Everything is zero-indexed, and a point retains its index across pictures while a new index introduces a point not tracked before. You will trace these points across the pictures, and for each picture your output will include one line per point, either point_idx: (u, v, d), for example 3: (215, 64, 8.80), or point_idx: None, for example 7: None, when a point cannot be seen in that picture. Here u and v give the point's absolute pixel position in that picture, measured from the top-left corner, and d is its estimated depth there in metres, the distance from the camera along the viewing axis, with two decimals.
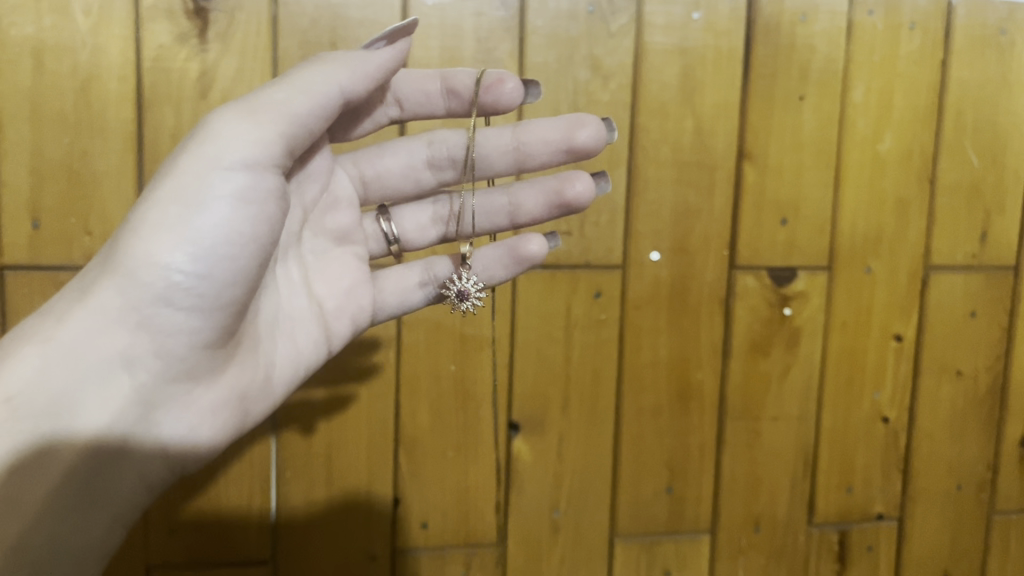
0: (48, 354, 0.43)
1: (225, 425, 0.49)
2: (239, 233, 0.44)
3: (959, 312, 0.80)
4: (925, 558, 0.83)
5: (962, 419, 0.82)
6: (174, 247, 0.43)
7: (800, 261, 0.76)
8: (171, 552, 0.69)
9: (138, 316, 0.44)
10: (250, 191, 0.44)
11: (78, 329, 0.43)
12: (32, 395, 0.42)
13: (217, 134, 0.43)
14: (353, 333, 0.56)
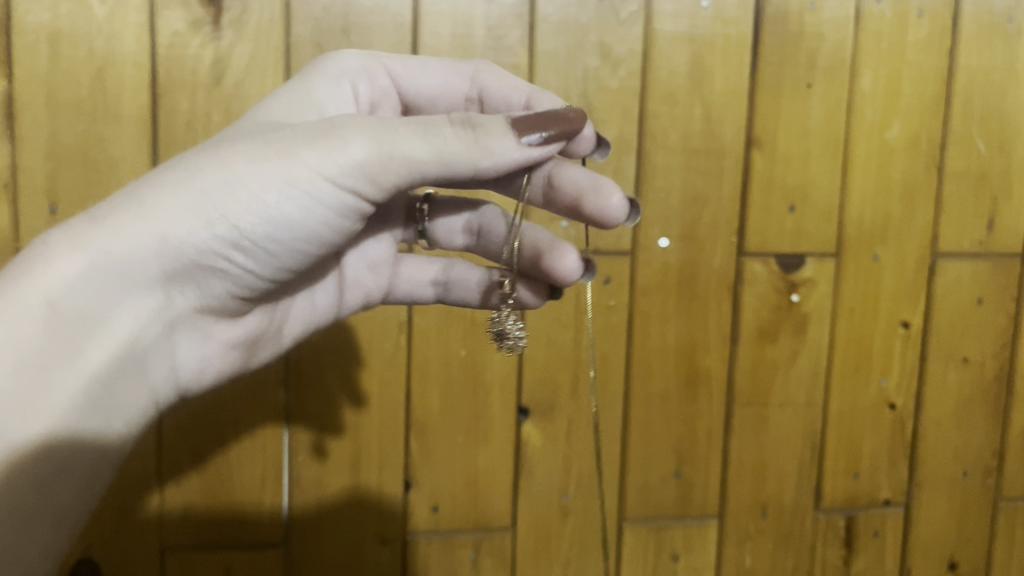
0: (107, 268, 0.41)
1: (224, 364, 0.51)
2: (317, 228, 0.45)
3: (967, 299, 0.80)
4: (931, 544, 0.84)
5: (968, 406, 0.83)
6: (261, 207, 0.42)
7: (807, 247, 0.76)
8: (185, 534, 0.70)
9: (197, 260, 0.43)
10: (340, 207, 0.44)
11: (143, 247, 0.41)
12: (80, 301, 0.40)
13: (343, 140, 0.42)
14: (362, 307, 0.59)
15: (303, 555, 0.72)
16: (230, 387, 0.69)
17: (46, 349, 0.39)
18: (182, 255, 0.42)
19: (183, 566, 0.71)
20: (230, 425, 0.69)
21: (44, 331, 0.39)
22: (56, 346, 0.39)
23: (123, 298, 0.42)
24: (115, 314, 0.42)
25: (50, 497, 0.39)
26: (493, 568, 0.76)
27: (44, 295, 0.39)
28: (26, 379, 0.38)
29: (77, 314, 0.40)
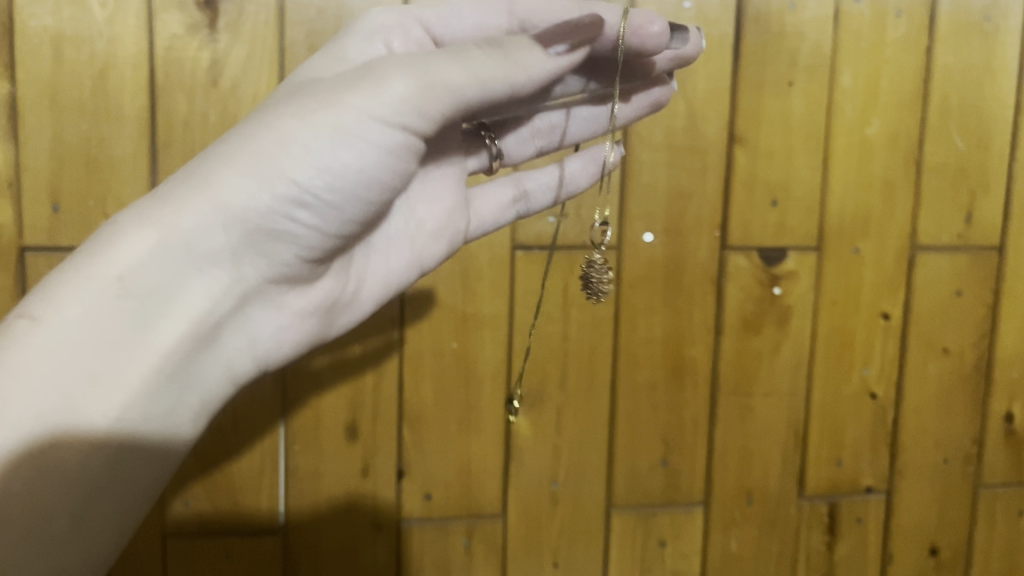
0: (177, 243, 0.44)
1: (313, 333, 0.53)
2: (381, 172, 0.47)
3: (946, 291, 0.83)
4: (913, 529, 0.86)
5: (949, 394, 0.85)
6: (323, 166, 0.45)
7: (789, 241, 0.78)
8: (187, 520, 0.72)
9: (252, 226, 0.45)
10: (393, 145, 0.46)
11: (207, 217, 0.45)
12: (142, 275, 0.43)
13: (390, 80, 0.44)
14: (448, 252, 0.59)
15: (301, 544, 0.74)
16: None
17: (116, 322, 0.43)
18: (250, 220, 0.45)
19: (184, 553, 0.73)
20: (228, 417, 0.72)
21: (117, 305, 0.43)
22: (128, 321, 0.43)
23: (194, 271, 0.45)
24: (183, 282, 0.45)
25: (122, 479, 0.43)
26: (485, 555, 0.78)
27: (116, 273, 0.43)
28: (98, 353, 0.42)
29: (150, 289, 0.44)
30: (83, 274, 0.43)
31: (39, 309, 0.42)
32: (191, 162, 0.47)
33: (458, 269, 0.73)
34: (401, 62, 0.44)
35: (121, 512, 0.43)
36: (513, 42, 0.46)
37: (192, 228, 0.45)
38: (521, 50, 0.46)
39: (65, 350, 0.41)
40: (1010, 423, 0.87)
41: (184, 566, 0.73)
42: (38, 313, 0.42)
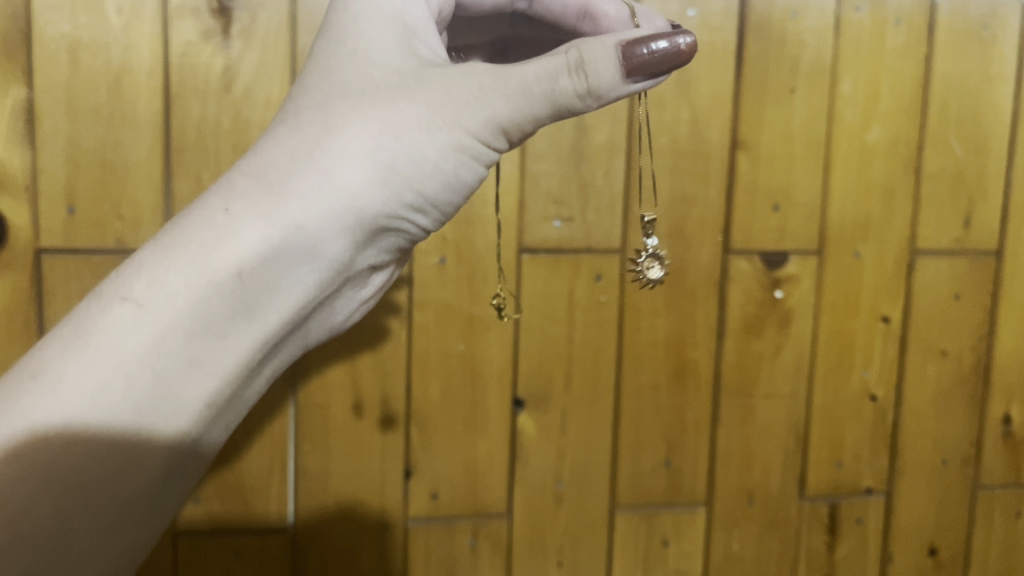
0: (293, 241, 0.44)
1: (376, 299, 0.55)
2: (475, 180, 0.48)
3: (944, 294, 0.84)
4: (912, 530, 0.88)
5: (947, 396, 0.86)
6: (428, 178, 0.46)
7: (791, 245, 0.80)
8: (199, 518, 0.73)
9: (359, 223, 0.46)
10: (489, 156, 0.47)
11: (323, 215, 0.44)
12: (255, 275, 0.43)
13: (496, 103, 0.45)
14: None
15: (310, 542, 0.75)
16: None
17: (224, 320, 0.42)
18: (359, 222, 0.45)
19: (194, 550, 0.74)
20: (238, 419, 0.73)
21: (230, 301, 0.42)
22: (236, 316, 0.43)
23: (303, 268, 0.45)
24: (288, 280, 0.44)
25: (202, 456, 0.43)
26: (490, 554, 0.79)
27: (230, 267, 0.42)
28: (206, 349, 0.42)
29: (262, 287, 0.43)
30: (192, 262, 0.42)
31: (145, 292, 0.41)
32: (300, 141, 0.45)
33: (464, 271, 0.74)
34: (511, 86, 0.45)
35: (190, 485, 0.44)
36: (598, 47, 0.45)
37: (308, 224, 0.44)
38: (605, 58, 0.45)
39: (177, 344, 0.41)
40: (1008, 425, 0.88)
41: (194, 564, 0.74)
42: (147, 298, 0.41)
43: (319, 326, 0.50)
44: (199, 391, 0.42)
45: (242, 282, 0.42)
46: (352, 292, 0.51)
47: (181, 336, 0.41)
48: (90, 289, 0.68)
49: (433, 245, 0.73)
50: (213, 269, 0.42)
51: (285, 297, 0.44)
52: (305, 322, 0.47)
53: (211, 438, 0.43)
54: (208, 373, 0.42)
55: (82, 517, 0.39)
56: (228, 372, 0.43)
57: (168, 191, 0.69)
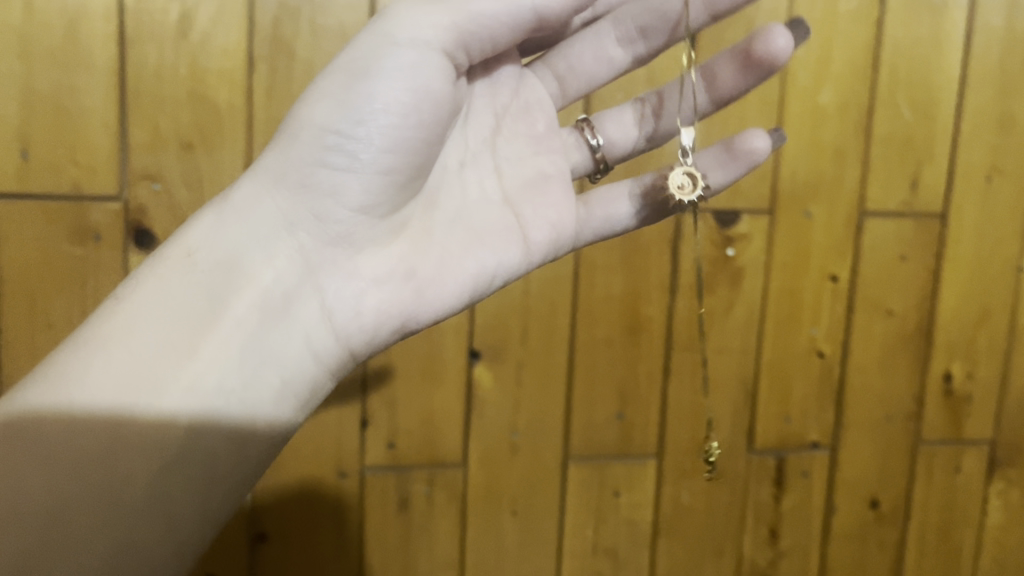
0: (235, 214, 0.49)
1: (393, 301, 0.51)
2: (409, 105, 0.48)
3: (891, 255, 0.86)
4: (855, 483, 0.91)
5: (892, 353, 0.89)
6: (343, 112, 0.48)
7: (742, 203, 0.81)
8: None
9: (300, 184, 0.49)
10: (413, 71, 0.48)
11: (260, 190, 0.50)
12: (201, 246, 0.48)
13: (395, 17, 0.48)
14: (554, 243, 0.57)
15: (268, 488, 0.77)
16: None
17: (178, 287, 0.47)
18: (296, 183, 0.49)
19: None
20: None
21: (184, 280, 0.47)
22: (190, 284, 0.47)
23: (255, 238, 0.49)
24: (240, 249, 0.49)
25: (171, 424, 0.44)
26: (445, 503, 0.81)
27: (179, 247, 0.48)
28: (166, 324, 0.46)
29: (215, 264, 0.48)
30: (155, 260, 0.48)
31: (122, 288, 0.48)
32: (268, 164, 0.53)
33: None
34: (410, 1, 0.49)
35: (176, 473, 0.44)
36: None
37: (246, 199, 0.50)
38: None
39: (141, 321, 0.45)
40: (949, 383, 0.91)
41: None
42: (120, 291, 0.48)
43: (314, 321, 0.50)
44: (166, 363, 0.45)
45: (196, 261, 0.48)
46: (344, 286, 0.51)
47: (142, 313, 0.46)
48: (45, 233, 0.69)
49: None
50: (168, 258, 0.48)
51: (244, 274, 0.48)
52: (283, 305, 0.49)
53: (207, 420, 0.45)
54: (171, 345, 0.45)
55: (75, 492, 0.41)
56: (193, 344, 0.45)
57: (124, 137, 0.69)
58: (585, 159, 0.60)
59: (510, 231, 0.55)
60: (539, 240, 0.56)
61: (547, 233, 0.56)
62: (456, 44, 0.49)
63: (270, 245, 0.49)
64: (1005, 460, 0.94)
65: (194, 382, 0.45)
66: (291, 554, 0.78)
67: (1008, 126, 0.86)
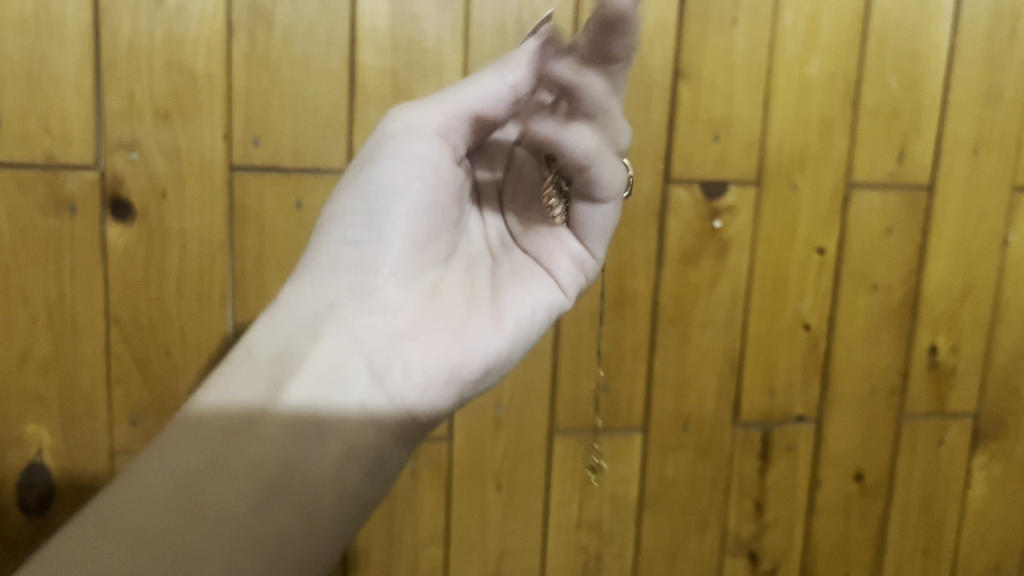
0: (274, 318, 0.46)
1: (451, 358, 0.46)
2: (429, 174, 0.47)
3: (877, 227, 0.86)
4: (839, 456, 0.91)
5: (877, 326, 0.88)
6: (364, 193, 0.47)
7: (729, 175, 0.81)
8: (134, 440, 0.73)
9: (333, 268, 0.47)
10: (426, 145, 0.47)
11: (295, 286, 0.47)
12: (240, 355, 0.45)
13: (389, 116, 0.49)
14: (582, 274, 0.51)
15: None
16: (175, 298, 0.71)
17: (219, 396, 0.43)
18: (334, 267, 0.47)
19: None
20: (176, 339, 0.72)
21: (237, 382, 0.44)
22: (230, 387, 0.43)
23: (296, 328, 0.45)
24: (281, 336, 0.45)
25: (223, 516, 0.38)
26: (429, 477, 0.80)
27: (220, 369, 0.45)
28: (221, 423, 0.42)
29: (269, 359, 0.44)
30: (206, 381, 0.45)
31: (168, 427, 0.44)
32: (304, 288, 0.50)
33: None
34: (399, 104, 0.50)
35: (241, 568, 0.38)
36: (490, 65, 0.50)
37: (285, 300, 0.47)
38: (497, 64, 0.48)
39: (200, 427, 0.42)
40: (934, 356, 0.91)
41: None
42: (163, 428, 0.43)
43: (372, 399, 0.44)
44: (227, 452, 0.41)
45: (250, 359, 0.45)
46: (403, 352, 0.46)
47: (197, 416, 0.42)
48: (18, 204, 0.67)
49: None
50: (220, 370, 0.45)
51: (291, 360, 0.44)
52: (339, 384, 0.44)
53: (272, 500, 0.40)
54: (226, 439, 0.41)
55: None
56: (251, 435, 0.41)
57: (98, 106, 0.67)
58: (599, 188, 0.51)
59: (528, 267, 0.51)
60: (563, 270, 0.51)
61: (570, 259, 0.51)
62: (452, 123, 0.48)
63: (320, 328, 0.45)
64: (986, 433, 0.95)
65: (261, 465, 0.40)
66: None
67: (995, 98, 0.86)
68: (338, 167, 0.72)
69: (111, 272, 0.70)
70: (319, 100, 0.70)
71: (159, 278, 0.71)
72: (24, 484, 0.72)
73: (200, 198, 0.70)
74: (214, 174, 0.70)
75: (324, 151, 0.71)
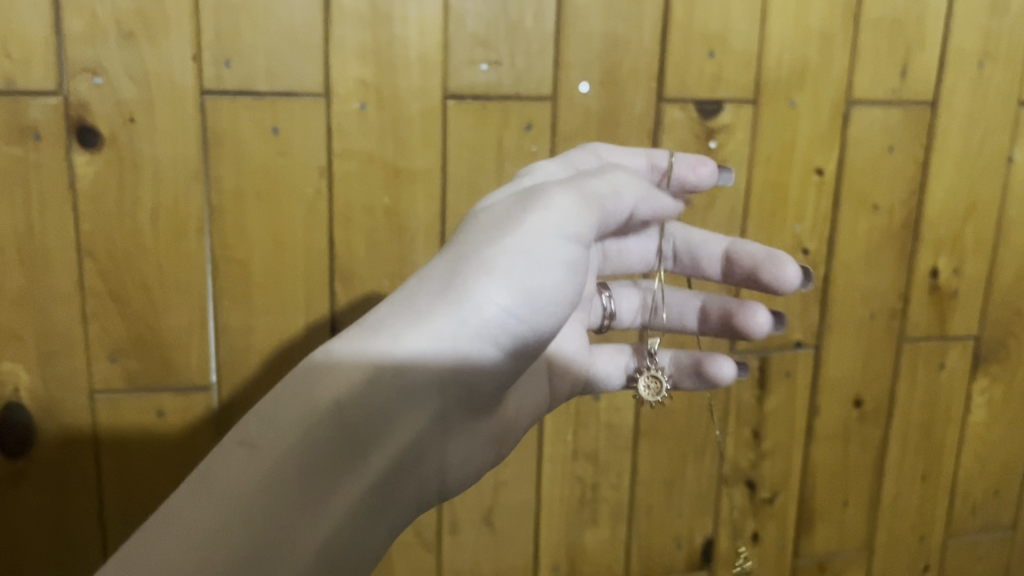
0: (403, 364, 0.43)
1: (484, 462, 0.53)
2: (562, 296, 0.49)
3: (878, 146, 0.83)
4: (839, 382, 0.89)
5: (878, 249, 0.86)
6: (522, 300, 0.46)
7: (725, 93, 0.77)
8: (115, 379, 0.71)
9: (475, 341, 0.45)
10: (577, 262, 0.50)
11: (438, 327, 0.44)
12: (373, 403, 0.41)
13: (559, 200, 0.48)
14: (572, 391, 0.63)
15: (235, 403, 0.74)
16: (150, 230, 0.69)
17: (343, 449, 0.39)
18: (479, 333, 0.45)
19: (112, 410, 0.72)
20: (153, 274, 0.70)
21: (315, 447, 0.38)
22: (358, 444, 0.40)
23: (423, 399, 0.44)
24: (407, 406, 0.43)
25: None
26: None
27: (336, 403, 0.40)
28: (304, 490, 0.37)
29: (356, 424, 0.40)
30: (314, 411, 0.39)
31: (261, 436, 0.38)
32: (409, 282, 0.46)
33: (386, 118, 0.70)
34: (564, 187, 0.49)
35: None
36: (626, 177, 0.53)
37: (425, 335, 0.43)
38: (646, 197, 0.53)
39: (331, 467, 0.39)
40: (935, 279, 0.89)
41: (115, 423, 0.72)
42: (262, 442, 0.38)
43: (426, 474, 0.46)
44: (306, 522, 0.37)
45: (340, 416, 0.40)
46: (453, 436, 0.48)
47: (258, 495, 0.36)
48: None
49: (351, 90, 0.69)
50: (303, 439, 0.38)
51: (393, 428, 0.42)
52: (411, 458, 0.44)
53: None
54: (307, 510, 0.37)
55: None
56: (335, 502, 0.38)
57: (58, 26, 0.63)
58: (597, 321, 0.66)
59: (540, 375, 0.60)
60: (565, 387, 0.62)
61: (574, 382, 0.62)
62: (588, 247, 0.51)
63: (439, 390, 0.45)
64: (988, 356, 0.93)
65: (332, 538, 0.37)
66: None
67: (1001, 9, 0.82)
68: (315, 89, 0.68)
69: (81, 202, 0.67)
70: (293, 18, 0.66)
71: (132, 210, 0.68)
72: (4, 424, 0.70)
73: (172, 124, 0.67)
74: (185, 98, 0.66)
75: (300, 72, 0.68)
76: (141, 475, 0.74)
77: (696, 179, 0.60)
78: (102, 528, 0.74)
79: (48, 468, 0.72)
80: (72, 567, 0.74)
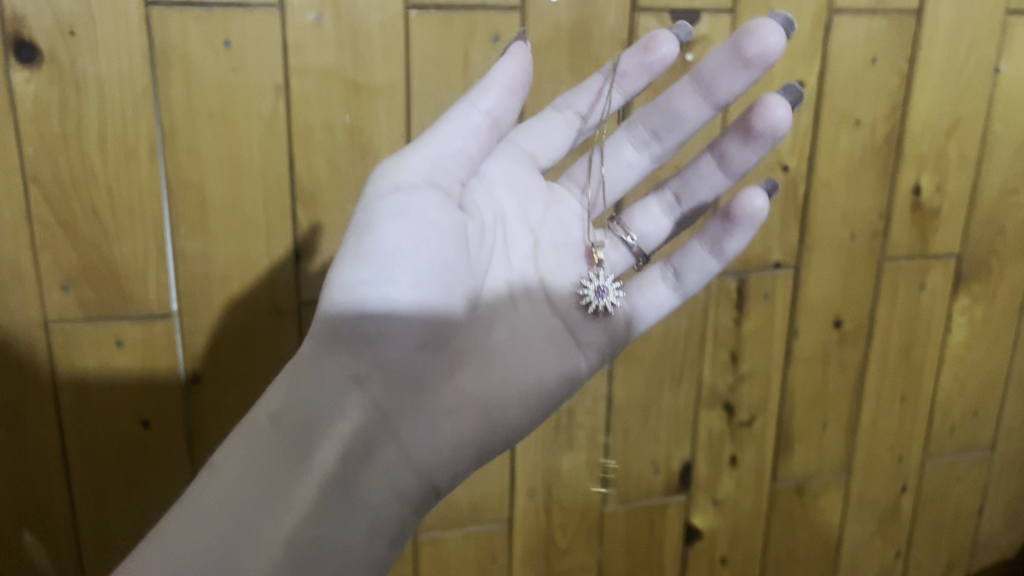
0: (304, 366, 0.50)
1: (468, 432, 0.55)
2: (437, 240, 0.52)
3: (860, 59, 0.80)
4: (818, 303, 0.88)
5: (859, 166, 0.84)
6: (394, 262, 0.51)
7: (702, 2, 0.74)
8: (70, 309, 0.69)
9: (358, 324, 0.51)
10: (437, 198, 0.52)
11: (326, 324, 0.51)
12: (291, 402, 0.48)
13: (390, 164, 0.53)
14: (606, 339, 0.63)
15: (197, 333, 0.72)
16: (99, 154, 0.65)
17: (279, 448, 0.47)
18: (354, 321, 0.50)
19: (69, 342, 0.70)
20: (104, 199, 0.66)
21: (259, 453, 0.46)
22: (292, 440, 0.47)
23: (341, 390, 0.50)
24: (329, 397, 0.49)
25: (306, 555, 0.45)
26: None
27: (268, 413, 0.48)
28: (254, 491, 0.45)
29: (295, 425, 0.48)
30: (247, 423, 0.48)
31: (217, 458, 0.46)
32: None
33: (344, 31, 0.67)
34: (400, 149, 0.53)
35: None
36: (462, 110, 0.53)
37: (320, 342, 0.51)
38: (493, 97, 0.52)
39: (273, 465, 0.46)
40: (917, 196, 0.87)
41: (72, 355, 0.70)
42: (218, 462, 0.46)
43: (397, 463, 0.51)
44: (267, 524, 0.44)
45: (274, 421, 0.47)
46: (419, 428, 0.53)
47: (214, 505, 0.44)
48: None
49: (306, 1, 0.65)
50: (242, 449, 0.46)
51: (326, 428, 0.48)
52: (366, 449, 0.50)
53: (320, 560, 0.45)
54: (264, 506, 0.45)
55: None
56: (291, 499, 0.45)
57: None
58: (628, 258, 0.66)
59: (555, 334, 0.61)
60: (590, 344, 0.62)
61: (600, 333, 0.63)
62: (449, 180, 0.53)
63: (360, 382, 0.51)
64: (969, 276, 0.92)
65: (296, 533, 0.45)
66: (226, 399, 0.75)
67: None
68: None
69: (21, 125, 0.63)
70: None
71: (78, 132, 0.64)
72: None
73: (115, 39, 0.63)
74: (128, 10, 0.63)
75: None
76: (102, 406, 0.72)
77: (661, 56, 0.60)
78: (65, 462, 0.73)
79: (5, 401, 0.70)
80: (38, 499, 0.73)
